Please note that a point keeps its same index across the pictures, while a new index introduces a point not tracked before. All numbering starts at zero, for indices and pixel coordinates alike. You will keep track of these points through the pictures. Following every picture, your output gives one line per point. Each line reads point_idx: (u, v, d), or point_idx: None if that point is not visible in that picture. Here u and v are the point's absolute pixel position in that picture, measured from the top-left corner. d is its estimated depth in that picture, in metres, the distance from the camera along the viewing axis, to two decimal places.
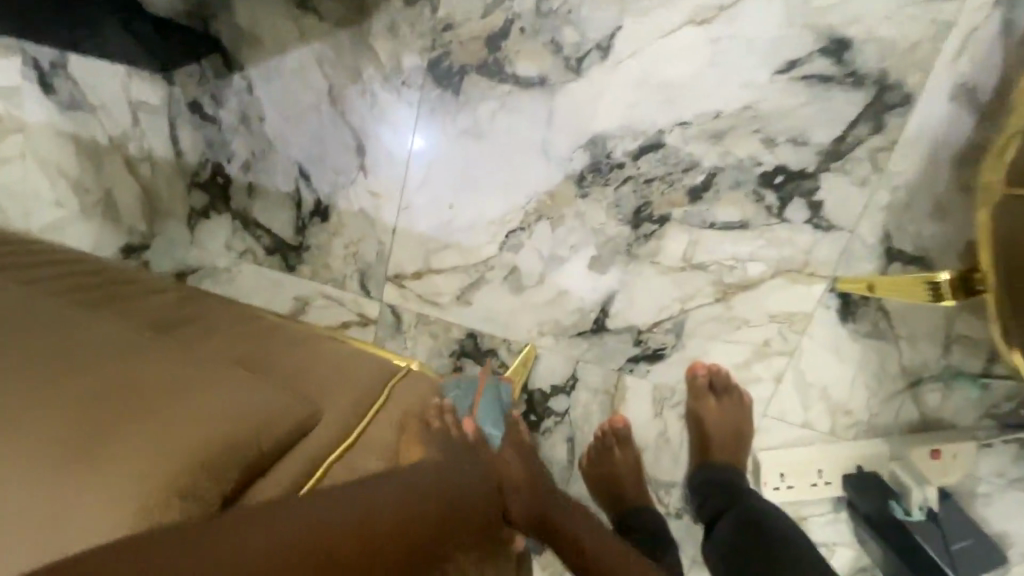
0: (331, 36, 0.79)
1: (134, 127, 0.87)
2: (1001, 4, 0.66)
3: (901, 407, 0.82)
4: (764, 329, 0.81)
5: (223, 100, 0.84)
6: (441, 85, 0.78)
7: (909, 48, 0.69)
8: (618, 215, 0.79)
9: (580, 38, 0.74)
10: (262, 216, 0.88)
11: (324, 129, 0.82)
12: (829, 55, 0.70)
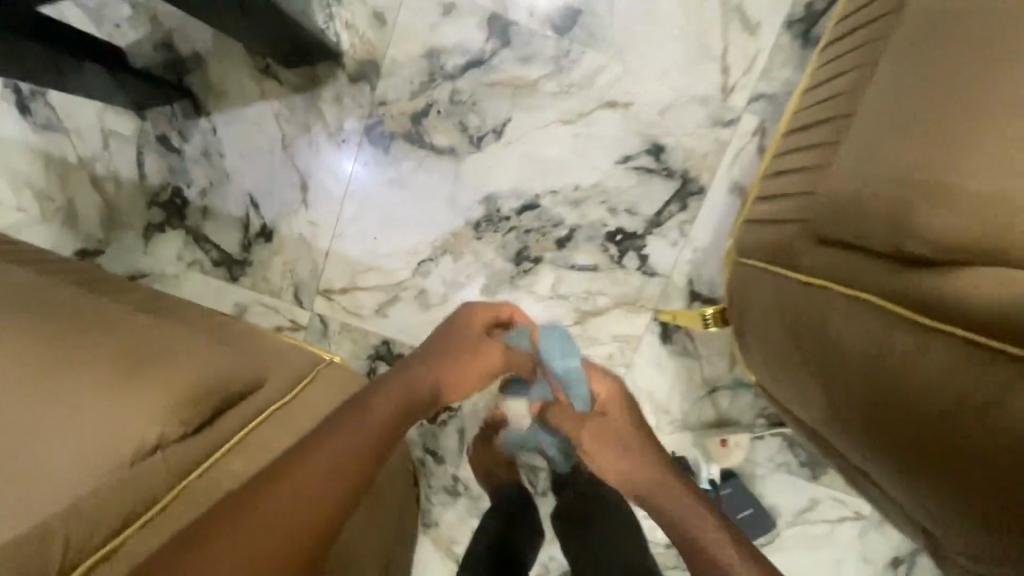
0: (286, 98, 0.99)
1: (102, 149, 1.01)
2: (758, 134, 0.99)
3: (703, 407, 1.12)
4: (608, 346, 1.09)
5: (189, 137, 1.01)
6: (374, 145, 1.01)
7: (702, 155, 1.00)
8: (505, 255, 1.05)
9: (481, 123, 1.00)
10: (213, 234, 1.05)
11: (275, 169, 1.02)
12: (651, 154, 1.00)
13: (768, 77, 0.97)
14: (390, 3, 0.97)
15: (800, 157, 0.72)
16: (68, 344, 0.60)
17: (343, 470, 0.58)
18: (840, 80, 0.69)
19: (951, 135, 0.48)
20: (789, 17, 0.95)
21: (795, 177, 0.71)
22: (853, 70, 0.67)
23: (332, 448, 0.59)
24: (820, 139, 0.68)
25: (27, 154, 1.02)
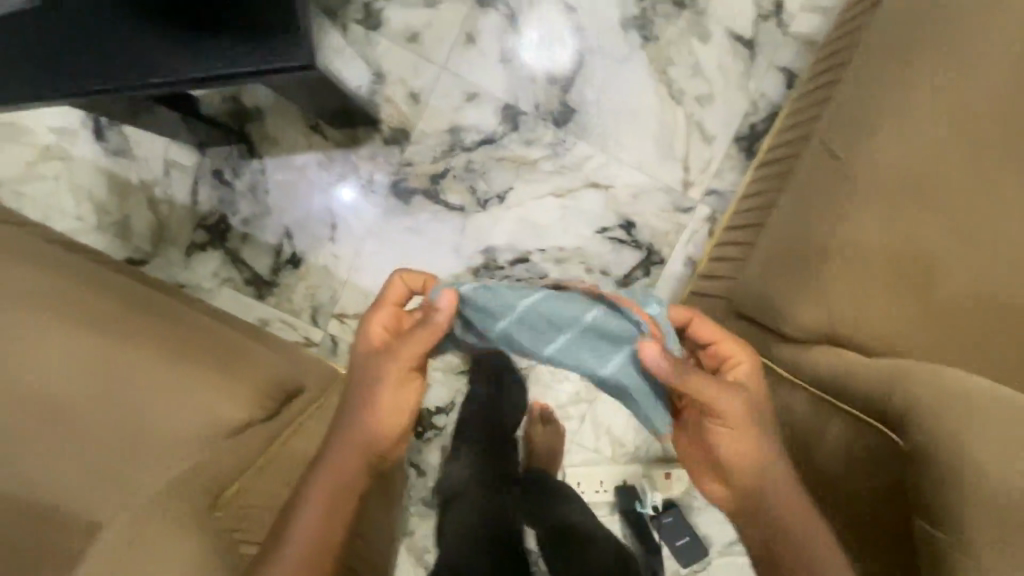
0: (328, 151, 1.19)
1: (164, 176, 1.18)
2: (709, 221, 1.23)
3: (652, 443, 1.31)
4: (577, 383, 1.30)
5: (240, 174, 1.19)
6: (397, 197, 1.20)
7: (664, 232, 1.23)
8: None
9: (488, 189, 1.21)
10: (248, 256, 1.21)
11: (310, 209, 1.20)
12: (624, 228, 1.23)
13: (718, 178, 1.22)
14: (424, 85, 1.17)
15: (732, 248, 0.95)
16: (175, 349, 0.74)
17: (341, 496, 0.69)
18: (764, 193, 0.93)
19: (813, 262, 0.75)
20: (737, 134, 1.21)
21: (729, 264, 0.93)
22: (772, 188, 0.91)
23: (324, 485, 0.69)
24: (744, 237, 0.93)
25: (92, 171, 1.17)
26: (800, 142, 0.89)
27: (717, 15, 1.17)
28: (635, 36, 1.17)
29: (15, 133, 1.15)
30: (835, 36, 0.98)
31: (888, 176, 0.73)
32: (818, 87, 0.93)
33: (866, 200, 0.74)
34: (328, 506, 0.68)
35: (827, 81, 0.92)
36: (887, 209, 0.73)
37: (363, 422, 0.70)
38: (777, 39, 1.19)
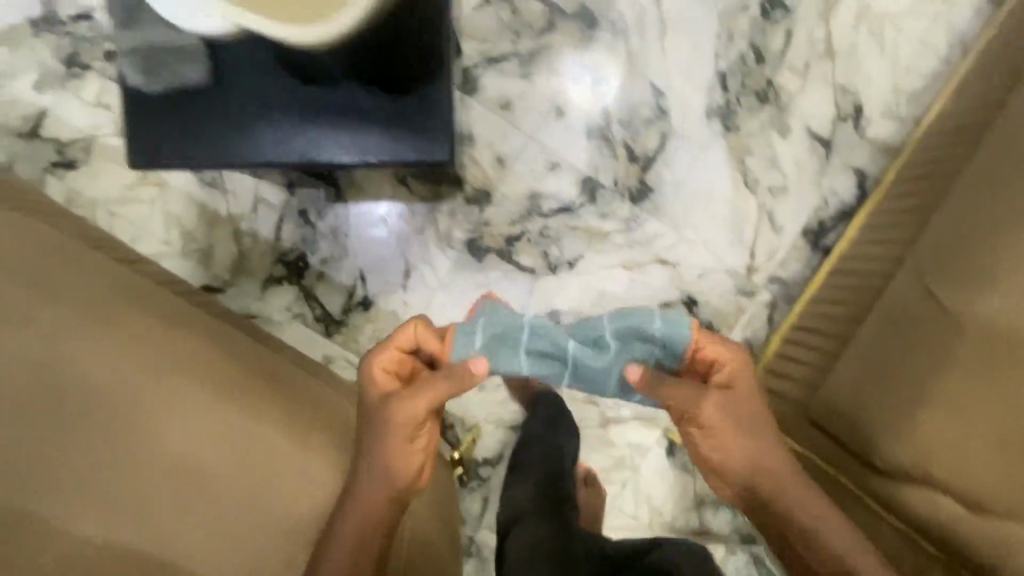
0: (411, 203, 1.23)
1: (250, 211, 1.22)
2: (769, 307, 1.26)
3: (690, 516, 1.31)
4: (622, 450, 1.31)
5: (324, 216, 1.23)
6: (470, 253, 1.24)
7: (724, 313, 1.27)
8: None
9: (560, 255, 1.25)
10: (321, 295, 1.25)
11: (387, 256, 1.24)
12: (686, 305, 1.25)
13: (782, 266, 1.26)
14: (510, 151, 1.22)
15: (803, 349, 0.99)
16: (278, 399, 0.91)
17: (362, 535, 0.76)
18: (843, 307, 0.95)
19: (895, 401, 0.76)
20: (805, 226, 1.26)
21: (801, 366, 0.96)
22: (856, 306, 0.92)
23: (344, 529, 0.76)
24: (818, 342, 0.96)
25: (185, 200, 1.22)
26: (889, 260, 0.91)
27: (798, 113, 1.22)
28: (717, 125, 1.22)
29: (115, 156, 1.20)
30: (930, 160, 0.97)
31: (1000, 328, 0.70)
32: (908, 211, 0.94)
33: (966, 347, 0.72)
34: (358, 546, 0.75)
35: (917, 203, 0.93)
36: (991, 364, 0.70)
37: (381, 464, 0.81)
38: (853, 142, 1.24)
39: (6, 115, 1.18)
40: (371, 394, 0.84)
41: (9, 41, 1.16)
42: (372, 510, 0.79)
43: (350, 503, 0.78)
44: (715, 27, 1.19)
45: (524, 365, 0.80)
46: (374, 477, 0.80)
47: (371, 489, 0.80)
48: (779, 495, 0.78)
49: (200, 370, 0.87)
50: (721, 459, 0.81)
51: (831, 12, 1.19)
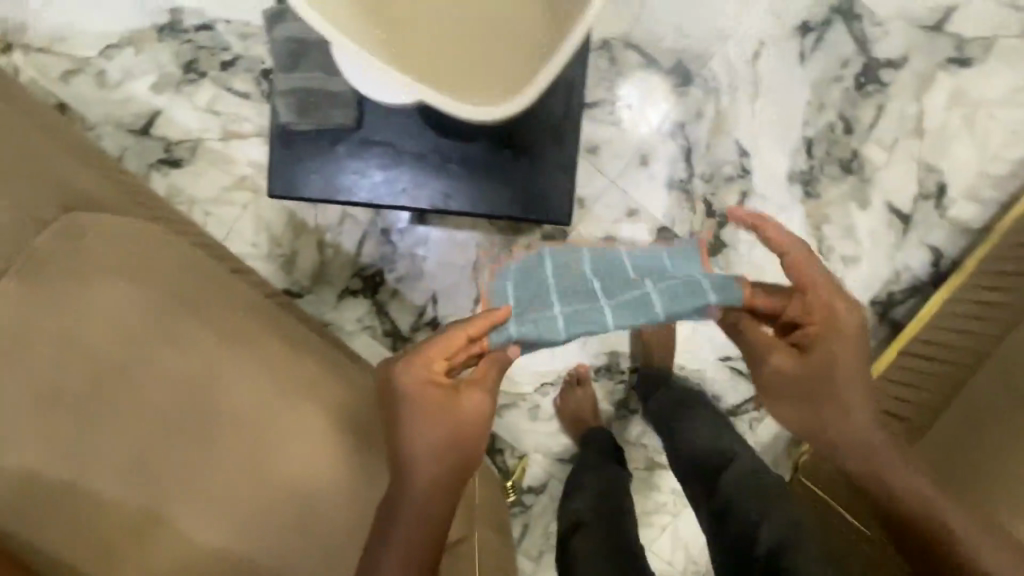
0: (489, 232, 1.27)
1: (337, 224, 1.28)
2: None
3: None
4: (666, 495, 1.32)
5: (405, 237, 1.28)
6: None
7: None
8: (610, 399, 1.32)
9: None
10: (393, 311, 1.29)
11: (460, 281, 1.28)
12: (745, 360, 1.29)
13: None
14: (591, 194, 1.25)
15: None
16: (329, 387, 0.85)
17: (424, 523, 0.73)
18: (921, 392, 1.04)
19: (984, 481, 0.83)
20: (873, 298, 1.27)
21: None
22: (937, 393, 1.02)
23: (404, 518, 0.72)
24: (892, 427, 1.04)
25: (277, 207, 1.28)
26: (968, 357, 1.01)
27: (880, 186, 1.24)
28: (798, 189, 1.24)
29: (217, 159, 1.26)
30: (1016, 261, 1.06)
31: None
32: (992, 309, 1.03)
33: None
34: (415, 543, 0.72)
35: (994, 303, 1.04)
36: None
37: (420, 471, 0.73)
38: (932, 219, 1.24)
39: (122, 111, 1.25)
40: (411, 391, 0.75)
41: (134, 43, 1.24)
42: (426, 497, 0.73)
43: (409, 491, 0.73)
44: (808, 95, 1.21)
45: (564, 330, 0.74)
46: (424, 462, 0.74)
47: (425, 480, 0.74)
48: (880, 473, 0.74)
49: (258, 358, 0.83)
50: (816, 422, 0.77)
51: (924, 92, 1.21)
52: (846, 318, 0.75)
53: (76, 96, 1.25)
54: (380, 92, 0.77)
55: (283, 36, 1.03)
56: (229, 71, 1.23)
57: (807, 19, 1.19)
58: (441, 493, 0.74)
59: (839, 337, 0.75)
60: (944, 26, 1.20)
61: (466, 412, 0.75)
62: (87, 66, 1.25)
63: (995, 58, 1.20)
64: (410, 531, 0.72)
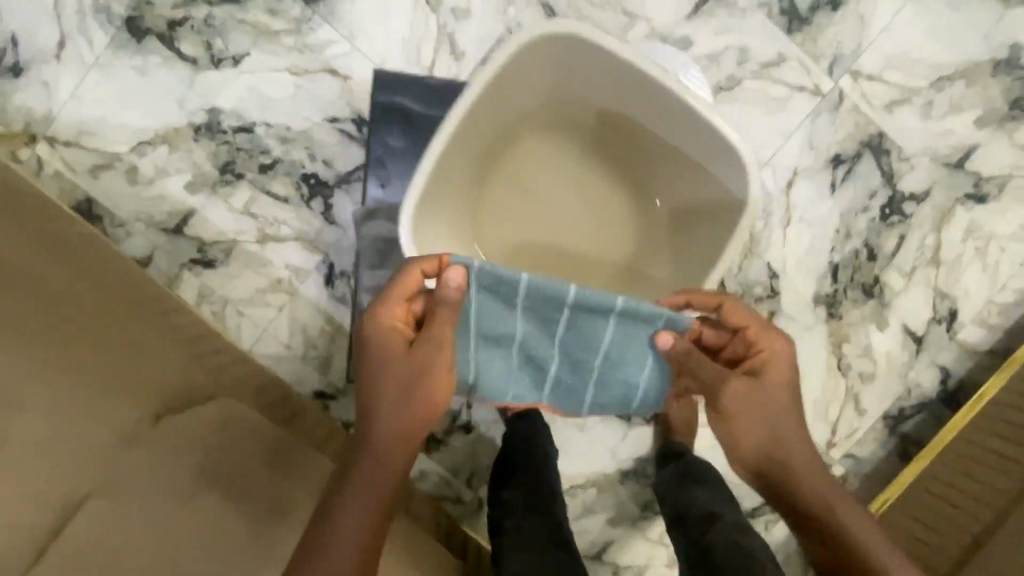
0: None
1: None
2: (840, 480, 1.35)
3: None
4: None
5: None
6: None
7: None
8: (636, 500, 1.35)
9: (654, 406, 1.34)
10: None
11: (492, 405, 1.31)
12: None
13: (858, 445, 1.34)
14: None
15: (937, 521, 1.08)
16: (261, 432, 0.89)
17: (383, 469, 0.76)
18: (942, 535, 1.05)
19: None
20: (885, 412, 1.34)
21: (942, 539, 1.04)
22: (955, 542, 1.02)
23: (369, 463, 0.76)
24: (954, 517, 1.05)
25: (313, 311, 1.26)
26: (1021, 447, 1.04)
27: (897, 310, 1.30)
28: (823, 310, 1.30)
29: (254, 261, 1.24)
30: None
31: None
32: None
33: None
34: (375, 492, 0.74)
35: None
36: None
37: (382, 416, 0.78)
38: (943, 341, 1.32)
39: (154, 209, 1.22)
40: (378, 334, 0.82)
41: (167, 140, 1.20)
42: (388, 439, 0.77)
43: (369, 434, 0.78)
44: (837, 222, 1.27)
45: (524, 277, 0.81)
46: (385, 413, 0.78)
47: (391, 425, 0.78)
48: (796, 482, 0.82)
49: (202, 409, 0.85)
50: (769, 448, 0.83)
51: (942, 225, 1.28)
52: (779, 348, 0.86)
53: (104, 191, 1.21)
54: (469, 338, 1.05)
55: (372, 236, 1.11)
56: (269, 174, 1.21)
57: (839, 151, 1.25)
58: (402, 439, 0.78)
59: (766, 367, 0.86)
60: (964, 163, 1.26)
61: (417, 356, 0.80)
62: (118, 162, 1.21)
63: (1009, 195, 1.27)
64: (366, 484, 0.74)
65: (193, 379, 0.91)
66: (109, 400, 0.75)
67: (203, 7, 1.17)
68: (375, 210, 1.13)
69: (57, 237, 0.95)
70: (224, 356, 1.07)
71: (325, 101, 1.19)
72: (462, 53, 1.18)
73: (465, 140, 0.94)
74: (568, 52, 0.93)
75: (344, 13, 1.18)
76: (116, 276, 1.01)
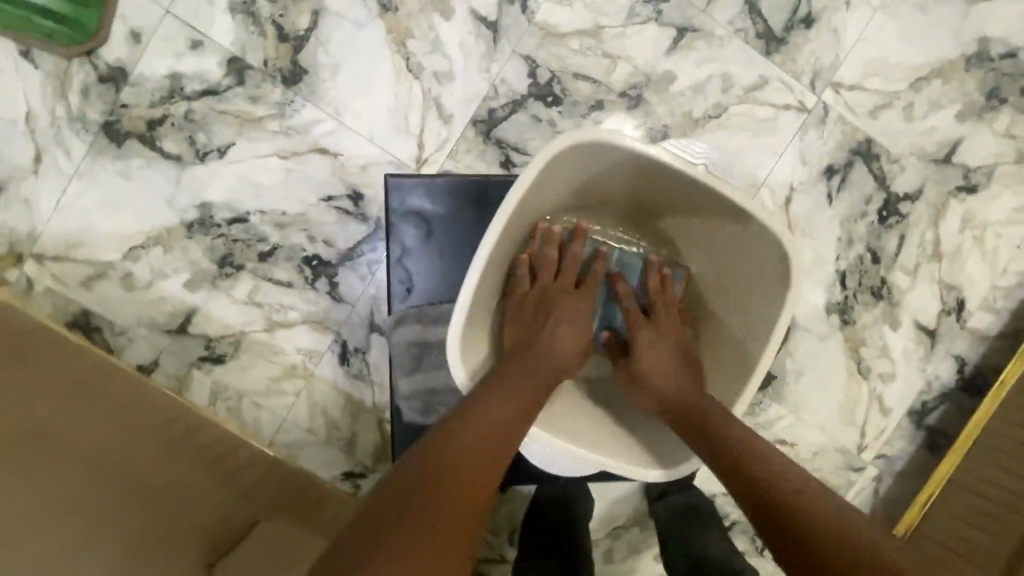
0: None
1: None
2: (874, 480, 1.35)
3: None
4: None
5: None
6: None
7: (834, 485, 1.35)
8: None
9: None
10: None
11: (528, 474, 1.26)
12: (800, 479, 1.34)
13: (888, 444, 1.35)
14: None
15: (980, 515, 1.10)
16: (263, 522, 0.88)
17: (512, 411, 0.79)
18: (993, 536, 1.05)
19: None
20: (908, 407, 1.35)
21: (990, 531, 1.07)
22: (1008, 540, 1.03)
23: (498, 396, 0.80)
24: (995, 509, 1.08)
25: (332, 391, 1.23)
26: None
27: (907, 308, 1.32)
28: (836, 318, 1.31)
29: (264, 350, 1.21)
30: None
31: None
32: None
33: None
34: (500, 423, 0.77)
35: None
36: None
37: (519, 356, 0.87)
38: (955, 331, 1.33)
39: (155, 312, 1.18)
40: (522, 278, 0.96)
41: (159, 241, 1.17)
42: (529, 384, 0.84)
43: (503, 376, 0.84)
44: (838, 231, 1.28)
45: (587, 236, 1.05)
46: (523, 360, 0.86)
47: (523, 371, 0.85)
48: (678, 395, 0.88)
49: (200, 500, 0.85)
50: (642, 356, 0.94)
51: (939, 219, 1.30)
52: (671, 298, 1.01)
53: (100, 301, 1.17)
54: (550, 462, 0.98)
55: (404, 342, 1.05)
56: (269, 262, 1.19)
57: (831, 162, 1.26)
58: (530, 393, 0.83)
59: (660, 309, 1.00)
60: (951, 158, 1.29)
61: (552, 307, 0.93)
62: (111, 270, 1.17)
63: (998, 183, 1.30)
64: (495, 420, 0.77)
65: (231, 513, 0.87)
66: (146, 548, 0.72)
67: (181, 102, 1.14)
68: (403, 316, 1.05)
69: (81, 370, 0.94)
70: (257, 465, 1.01)
71: (318, 180, 1.17)
72: (450, 115, 1.18)
73: (502, 243, 0.89)
74: (591, 151, 0.88)
75: (326, 91, 1.16)
76: (137, 401, 0.96)
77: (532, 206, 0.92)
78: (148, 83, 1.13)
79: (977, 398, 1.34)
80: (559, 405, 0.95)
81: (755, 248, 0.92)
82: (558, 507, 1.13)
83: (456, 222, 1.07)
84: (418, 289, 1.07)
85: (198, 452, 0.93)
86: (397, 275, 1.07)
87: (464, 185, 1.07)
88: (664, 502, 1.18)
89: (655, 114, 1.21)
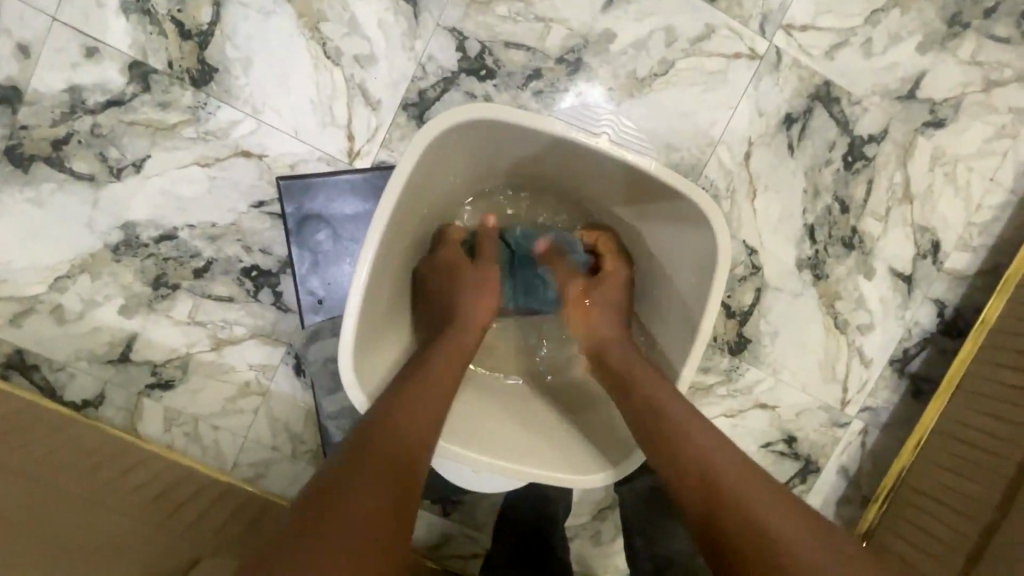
0: None
1: None
2: (861, 433, 1.31)
3: None
4: None
5: None
6: None
7: (820, 443, 1.32)
8: None
9: None
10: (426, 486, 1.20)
11: None
12: (786, 441, 1.31)
13: (872, 396, 1.31)
14: None
15: (961, 462, 1.07)
16: (197, 551, 0.86)
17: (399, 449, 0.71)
18: (979, 485, 1.02)
19: None
20: (891, 357, 1.30)
21: (973, 479, 1.03)
22: (994, 490, 0.99)
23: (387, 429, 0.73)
24: (976, 455, 1.05)
25: (289, 405, 1.17)
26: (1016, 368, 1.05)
27: (881, 256, 1.27)
28: (808, 274, 1.26)
29: (213, 370, 1.15)
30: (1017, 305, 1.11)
31: None
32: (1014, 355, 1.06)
33: None
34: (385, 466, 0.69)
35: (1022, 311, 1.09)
36: None
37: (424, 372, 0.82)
38: (933, 274, 1.28)
39: (92, 343, 1.12)
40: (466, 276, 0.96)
41: (86, 269, 1.10)
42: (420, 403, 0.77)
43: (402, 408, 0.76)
44: (803, 183, 1.22)
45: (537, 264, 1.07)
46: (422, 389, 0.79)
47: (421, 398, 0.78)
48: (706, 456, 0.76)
49: (122, 532, 0.83)
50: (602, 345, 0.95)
51: (907, 159, 1.24)
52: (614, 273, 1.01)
53: (33, 337, 1.11)
54: (487, 482, 0.94)
55: (325, 359, 1.11)
56: (205, 278, 1.12)
57: (789, 110, 1.19)
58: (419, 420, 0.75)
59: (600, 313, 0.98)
60: (916, 93, 1.22)
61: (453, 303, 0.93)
62: (39, 304, 1.10)
63: (966, 114, 1.23)
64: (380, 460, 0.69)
65: (172, 548, 0.85)
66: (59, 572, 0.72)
67: (85, 117, 1.06)
68: (321, 331, 1.10)
69: (21, 412, 0.95)
70: (205, 498, 0.98)
71: (244, 186, 1.10)
72: (378, 102, 1.10)
73: (395, 239, 0.88)
74: (488, 130, 0.88)
75: (241, 88, 1.07)
76: (81, 441, 0.96)
77: (424, 199, 0.92)
78: (46, 101, 1.05)
79: (960, 340, 1.29)
80: (487, 412, 0.96)
81: (676, 210, 0.92)
82: (529, 509, 1.16)
83: (359, 227, 1.09)
84: (331, 298, 1.10)
85: (133, 484, 0.93)
86: (307, 287, 1.09)
87: (360, 182, 1.08)
88: (631, 487, 1.12)
89: (597, 78, 1.13)
